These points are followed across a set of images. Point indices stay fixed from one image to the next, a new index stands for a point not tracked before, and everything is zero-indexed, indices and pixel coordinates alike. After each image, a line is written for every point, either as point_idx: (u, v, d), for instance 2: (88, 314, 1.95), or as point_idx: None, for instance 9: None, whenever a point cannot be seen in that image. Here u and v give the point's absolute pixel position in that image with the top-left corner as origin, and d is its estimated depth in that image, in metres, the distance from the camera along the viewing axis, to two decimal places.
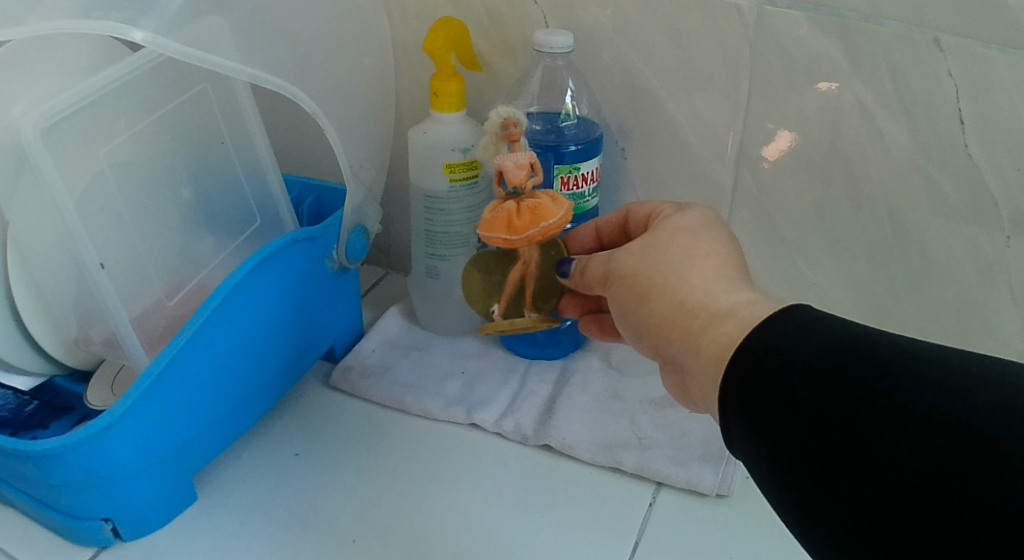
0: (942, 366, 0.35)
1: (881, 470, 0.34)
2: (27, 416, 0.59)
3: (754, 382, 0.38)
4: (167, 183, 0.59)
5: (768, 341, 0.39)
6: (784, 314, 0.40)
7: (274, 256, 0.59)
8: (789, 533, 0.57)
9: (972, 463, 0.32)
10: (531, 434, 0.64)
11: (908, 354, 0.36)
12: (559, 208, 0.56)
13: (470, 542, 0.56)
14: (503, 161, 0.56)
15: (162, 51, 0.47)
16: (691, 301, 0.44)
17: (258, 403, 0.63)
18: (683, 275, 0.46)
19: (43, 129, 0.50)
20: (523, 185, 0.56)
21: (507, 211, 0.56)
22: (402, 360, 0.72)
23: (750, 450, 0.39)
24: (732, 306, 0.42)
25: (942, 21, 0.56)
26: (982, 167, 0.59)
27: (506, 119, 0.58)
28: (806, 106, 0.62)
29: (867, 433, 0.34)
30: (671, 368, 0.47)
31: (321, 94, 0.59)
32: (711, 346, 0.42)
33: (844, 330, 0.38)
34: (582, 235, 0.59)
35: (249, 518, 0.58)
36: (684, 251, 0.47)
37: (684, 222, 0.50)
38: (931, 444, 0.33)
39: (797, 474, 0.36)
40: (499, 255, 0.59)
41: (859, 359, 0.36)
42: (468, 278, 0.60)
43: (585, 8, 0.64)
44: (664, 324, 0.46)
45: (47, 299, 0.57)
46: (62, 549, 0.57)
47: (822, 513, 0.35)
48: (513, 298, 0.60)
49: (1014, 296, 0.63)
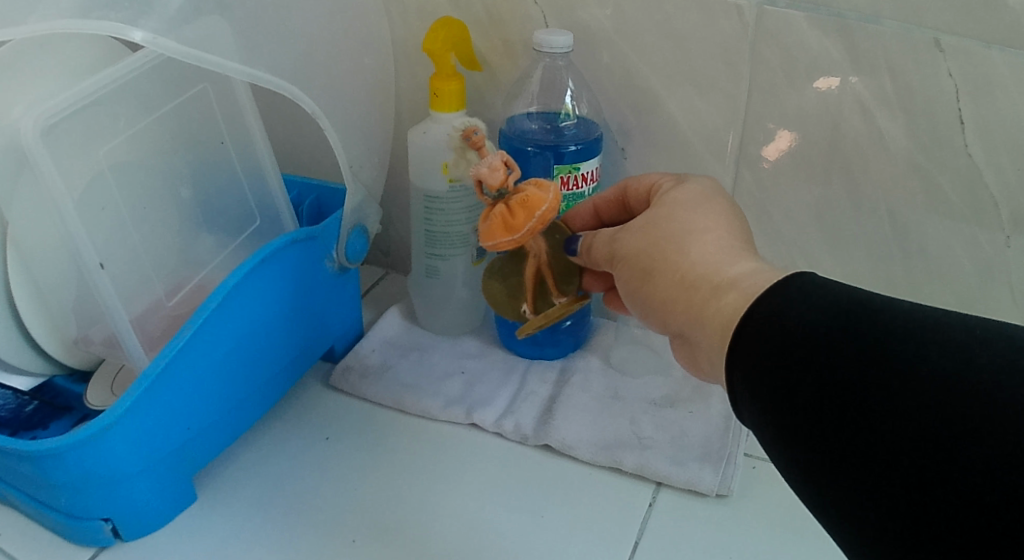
0: (945, 330, 0.35)
1: (887, 452, 0.34)
2: (27, 417, 0.59)
3: (762, 357, 0.38)
4: (167, 183, 0.59)
5: (774, 314, 0.39)
6: (788, 285, 0.40)
7: (274, 255, 0.59)
8: (788, 534, 0.57)
9: (976, 434, 0.32)
10: (530, 434, 0.64)
11: (912, 321, 0.36)
12: (546, 192, 0.55)
13: (470, 543, 0.56)
14: (477, 169, 0.55)
15: (161, 52, 0.47)
16: (693, 273, 0.45)
17: (262, 391, 0.63)
18: (683, 250, 0.46)
19: (43, 129, 0.50)
20: (505, 185, 0.55)
21: (500, 215, 0.55)
22: (401, 359, 0.72)
23: (763, 428, 0.39)
24: (735, 278, 0.43)
25: (941, 21, 0.56)
26: (982, 166, 0.59)
27: (465, 130, 0.60)
28: (807, 106, 0.62)
29: (874, 412, 0.34)
30: (680, 341, 0.46)
31: (321, 94, 0.59)
32: (717, 317, 0.42)
33: (849, 298, 0.38)
34: (580, 214, 0.59)
35: (250, 516, 0.58)
36: (684, 225, 0.47)
37: (683, 195, 0.49)
38: (938, 418, 0.33)
39: (807, 453, 0.36)
40: (511, 258, 0.59)
41: (864, 329, 0.36)
42: (490, 290, 0.60)
43: (585, 8, 0.64)
44: (669, 298, 0.46)
45: (47, 298, 0.57)
46: (62, 550, 0.56)
47: (833, 493, 0.36)
48: (538, 292, 0.59)
49: (1014, 294, 0.63)
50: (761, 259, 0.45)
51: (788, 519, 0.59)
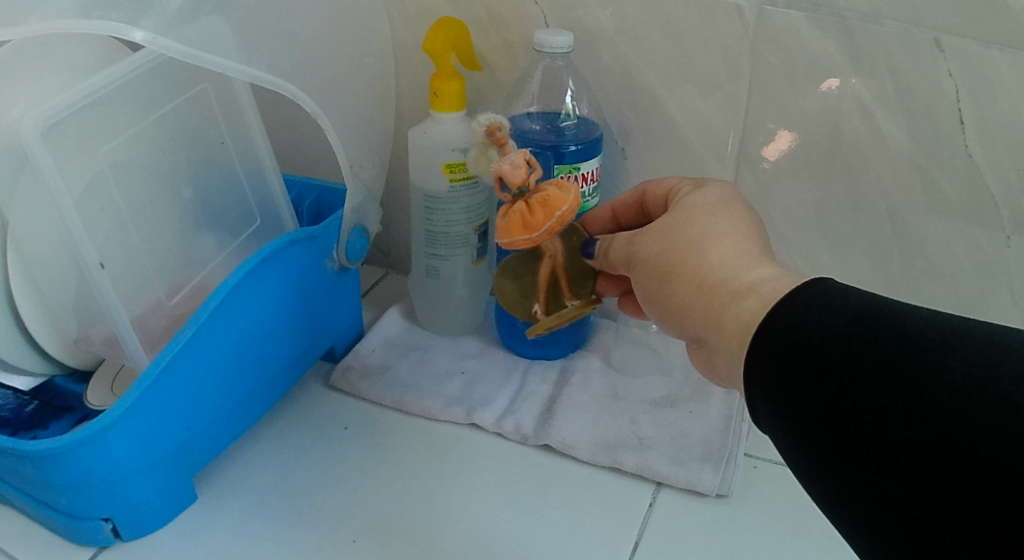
0: (964, 334, 0.35)
1: (896, 453, 0.34)
2: (27, 417, 0.59)
3: (777, 357, 0.38)
4: (167, 183, 0.59)
5: (791, 316, 0.39)
6: (806, 288, 0.40)
7: (274, 256, 0.59)
8: (788, 534, 0.58)
9: (993, 438, 0.32)
10: (531, 434, 0.64)
11: (931, 325, 0.36)
12: (567, 193, 0.55)
13: (470, 542, 0.56)
14: (499, 166, 0.55)
15: (162, 52, 0.47)
16: (712, 278, 0.44)
17: (264, 390, 0.63)
18: (702, 254, 0.46)
19: (42, 130, 0.50)
20: (527, 183, 0.55)
21: (519, 212, 0.54)
22: (402, 360, 0.72)
23: (776, 427, 0.39)
24: (753, 283, 0.43)
25: (942, 21, 0.56)
26: (982, 166, 0.59)
27: (489, 126, 0.57)
28: (807, 106, 0.62)
29: (889, 412, 0.34)
30: (698, 346, 0.47)
31: (321, 94, 0.59)
32: (734, 322, 0.42)
33: (867, 301, 0.38)
34: (598, 217, 0.59)
35: (253, 517, 0.58)
36: (703, 230, 0.47)
37: (702, 199, 0.49)
38: (955, 421, 0.33)
39: (820, 451, 0.36)
40: (526, 258, 0.59)
41: (882, 330, 0.36)
42: (503, 289, 0.61)
43: (585, 8, 0.64)
44: (687, 301, 0.46)
45: (47, 298, 0.57)
46: (62, 550, 0.56)
47: (843, 491, 0.36)
48: (551, 294, 0.59)
49: (1014, 294, 0.63)
50: (779, 263, 0.45)
51: (788, 519, 0.59)
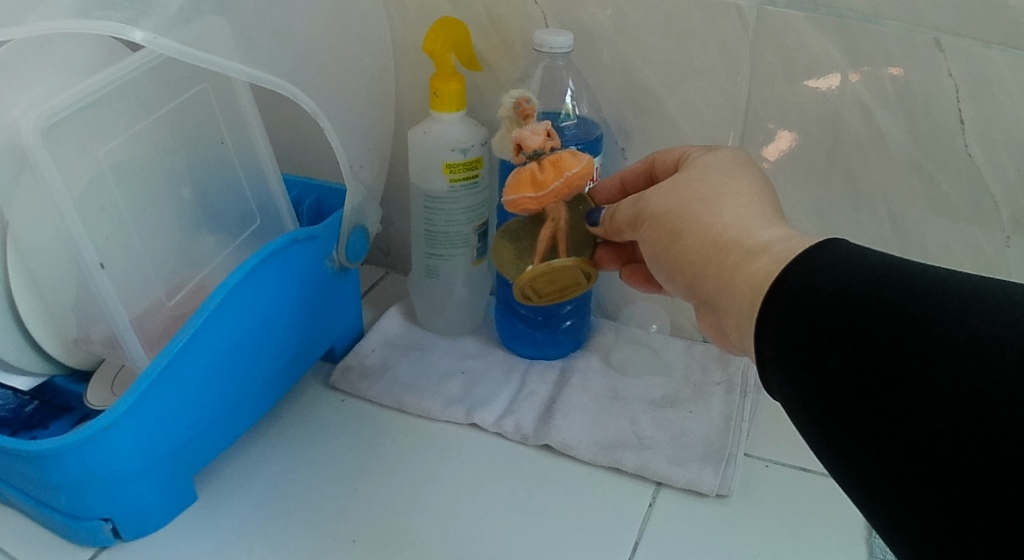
0: (982, 296, 0.35)
1: (908, 425, 0.34)
2: (27, 417, 0.59)
3: (789, 325, 0.38)
4: (167, 183, 0.59)
5: (803, 277, 0.39)
6: (819, 250, 0.40)
7: (274, 255, 0.59)
8: (788, 532, 0.58)
9: (1002, 408, 0.32)
10: (531, 434, 0.64)
11: (951, 287, 0.36)
12: (580, 159, 0.54)
13: (469, 542, 0.56)
14: (519, 132, 0.55)
15: (161, 52, 0.47)
16: (725, 237, 0.44)
17: (271, 372, 0.63)
18: (715, 213, 0.46)
19: (43, 129, 0.50)
20: (543, 148, 0.55)
21: (529, 171, 0.54)
22: (401, 359, 0.72)
23: (789, 397, 0.39)
24: (767, 243, 0.43)
25: (942, 21, 0.56)
26: (981, 165, 0.59)
27: (518, 99, 0.58)
28: (807, 106, 0.62)
29: (904, 379, 0.34)
30: (707, 309, 0.47)
31: (321, 95, 0.59)
32: (746, 283, 0.42)
33: (884, 264, 0.38)
34: (607, 187, 0.59)
35: (253, 516, 0.58)
36: (716, 189, 0.47)
37: (714, 161, 0.50)
38: (971, 391, 0.33)
39: (834, 419, 0.37)
40: (528, 219, 0.57)
41: (898, 292, 0.36)
42: (500, 250, 0.58)
43: (585, 8, 0.64)
44: (699, 261, 0.46)
45: (47, 299, 0.57)
46: (62, 550, 0.57)
47: (854, 461, 0.36)
48: (546, 259, 0.57)
49: None
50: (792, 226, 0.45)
51: (788, 519, 0.59)
